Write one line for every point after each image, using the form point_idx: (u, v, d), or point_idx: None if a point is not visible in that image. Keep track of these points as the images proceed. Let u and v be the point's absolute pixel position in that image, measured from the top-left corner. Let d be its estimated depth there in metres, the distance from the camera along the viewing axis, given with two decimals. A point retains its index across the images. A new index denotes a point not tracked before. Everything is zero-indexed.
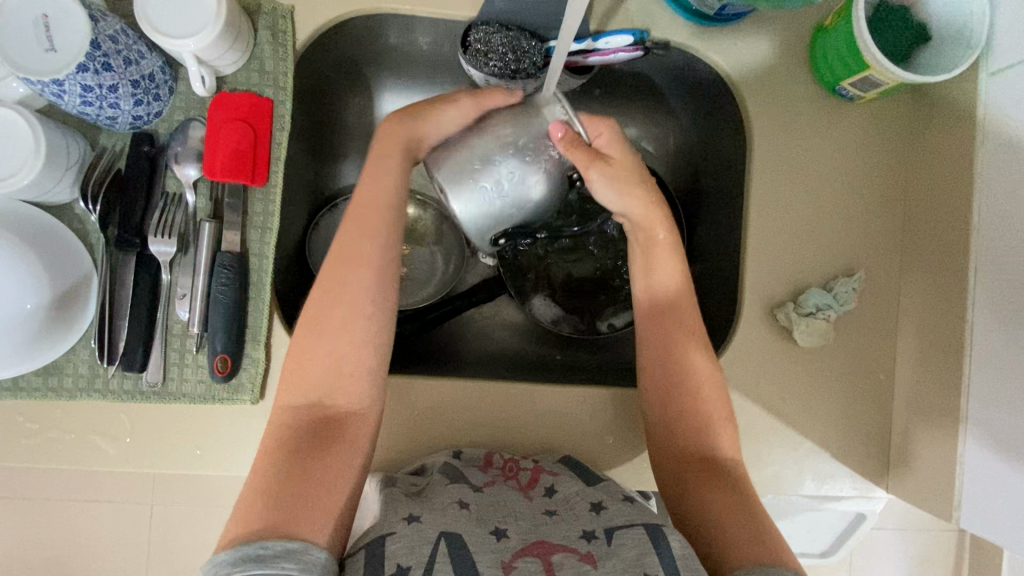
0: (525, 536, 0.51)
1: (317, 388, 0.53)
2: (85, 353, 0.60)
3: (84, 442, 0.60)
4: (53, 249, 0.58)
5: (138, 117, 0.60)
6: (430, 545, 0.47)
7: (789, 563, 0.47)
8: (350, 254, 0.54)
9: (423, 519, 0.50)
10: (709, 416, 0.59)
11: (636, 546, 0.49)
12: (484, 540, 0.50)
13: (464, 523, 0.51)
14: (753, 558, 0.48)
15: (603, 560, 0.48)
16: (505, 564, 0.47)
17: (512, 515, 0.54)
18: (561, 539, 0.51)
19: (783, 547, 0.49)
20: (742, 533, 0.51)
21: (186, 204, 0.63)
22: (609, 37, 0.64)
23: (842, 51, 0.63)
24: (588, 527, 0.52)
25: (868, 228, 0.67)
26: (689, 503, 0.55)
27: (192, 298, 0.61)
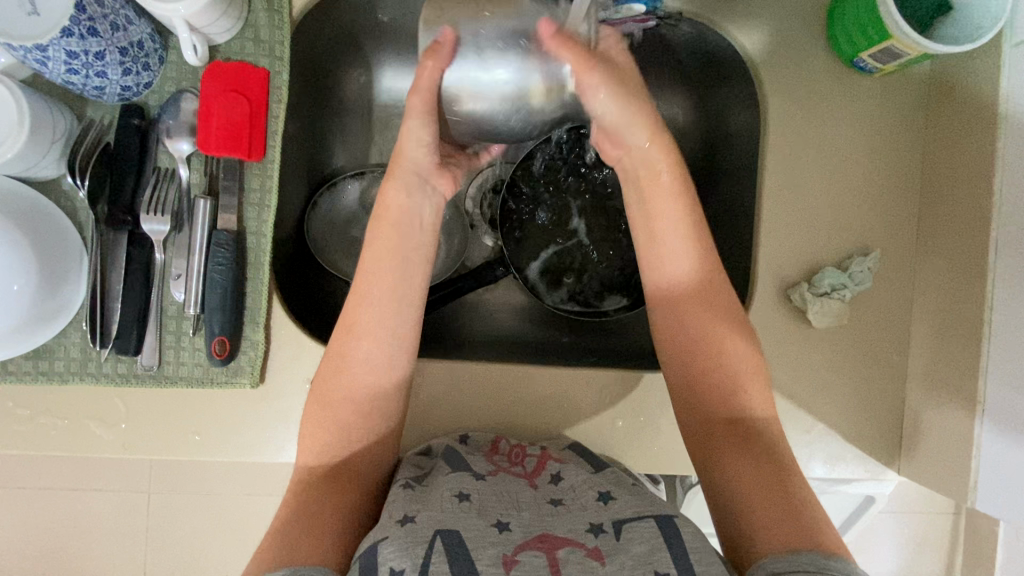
0: (528, 530, 0.48)
1: (328, 438, 0.53)
2: (76, 336, 0.58)
3: (77, 428, 0.57)
4: (40, 228, 0.55)
5: (128, 87, 0.57)
6: (425, 545, 0.44)
7: (828, 544, 0.43)
8: (355, 313, 0.55)
9: (417, 520, 0.46)
10: (741, 375, 0.54)
11: (646, 541, 0.46)
12: (484, 534, 0.46)
13: (462, 519, 0.47)
14: (788, 542, 0.43)
15: (611, 556, 0.45)
16: (505, 559, 0.44)
17: (515, 506, 0.51)
18: (566, 532, 0.47)
19: (823, 527, 0.45)
20: (778, 516, 0.46)
21: (179, 179, 0.60)
22: (620, 6, 0.63)
23: (862, 20, 0.60)
24: (595, 520, 0.49)
25: (884, 205, 0.66)
26: (720, 484, 0.50)
27: (188, 279, 0.58)
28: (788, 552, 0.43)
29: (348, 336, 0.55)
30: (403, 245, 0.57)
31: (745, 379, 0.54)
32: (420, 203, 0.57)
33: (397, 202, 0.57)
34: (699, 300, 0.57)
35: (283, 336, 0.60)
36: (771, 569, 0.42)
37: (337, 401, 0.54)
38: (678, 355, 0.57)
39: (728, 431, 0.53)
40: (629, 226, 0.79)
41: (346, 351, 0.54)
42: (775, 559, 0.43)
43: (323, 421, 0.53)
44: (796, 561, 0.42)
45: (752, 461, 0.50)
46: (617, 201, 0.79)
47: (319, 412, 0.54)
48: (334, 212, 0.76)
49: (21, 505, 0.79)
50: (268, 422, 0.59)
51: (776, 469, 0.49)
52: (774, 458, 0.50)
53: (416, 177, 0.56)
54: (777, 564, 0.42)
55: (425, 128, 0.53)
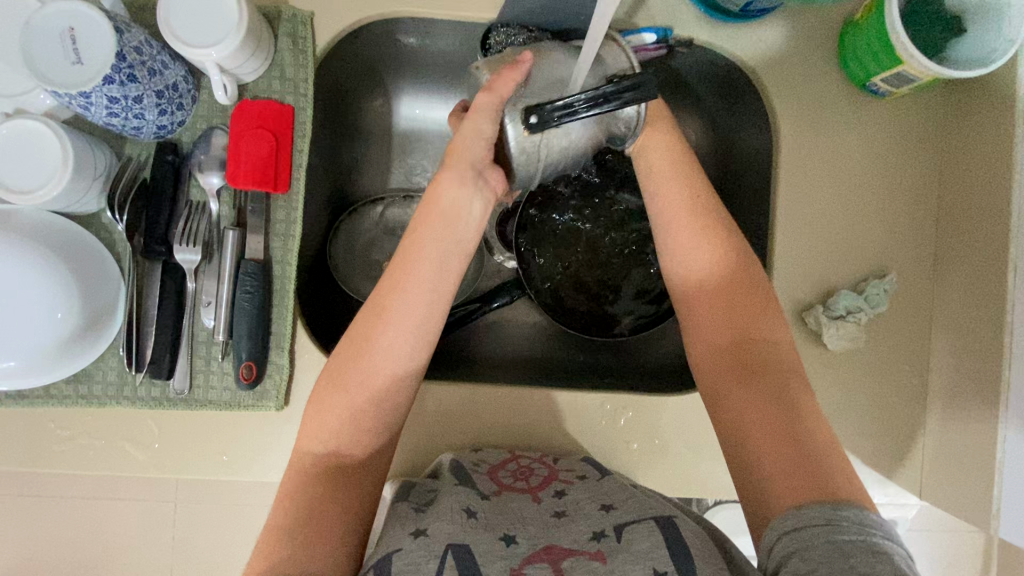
0: (534, 541, 0.51)
1: (331, 442, 0.53)
2: (113, 361, 0.61)
3: (114, 448, 0.61)
4: (82, 257, 0.59)
5: (163, 126, 0.60)
6: (436, 560, 0.47)
7: (844, 496, 0.44)
8: (378, 304, 0.55)
9: (430, 533, 0.49)
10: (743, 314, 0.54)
11: (647, 538, 0.48)
12: (492, 548, 0.49)
13: (471, 533, 0.50)
14: (800, 497, 0.44)
15: (613, 555, 0.48)
16: (513, 571, 0.47)
17: (521, 521, 0.53)
18: (571, 543, 0.50)
19: (843, 479, 0.45)
20: (791, 464, 0.46)
21: (209, 211, 0.63)
22: (632, 35, 0.64)
23: (873, 45, 0.61)
24: (598, 526, 0.51)
25: (902, 229, 0.66)
26: (731, 443, 0.51)
27: (217, 306, 0.61)
28: (798, 507, 0.44)
29: (367, 336, 0.54)
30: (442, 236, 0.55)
31: (766, 334, 0.54)
32: (471, 197, 0.54)
33: (449, 195, 0.54)
34: (692, 207, 0.57)
35: (307, 360, 0.63)
36: (783, 529, 0.43)
37: (346, 406, 0.54)
38: (675, 257, 0.57)
39: (734, 372, 0.53)
40: (645, 245, 0.82)
41: (381, 330, 0.54)
42: (785, 517, 0.44)
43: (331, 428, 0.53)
44: (806, 517, 0.43)
45: (760, 406, 0.50)
46: (635, 221, 0.82)
47: (344, 379, 0.54)
48: (354, 237, 0.78)
49: (41, 525, 0.80)
50: (292, 444, 0.61)
51: (785, 420, 0.49)
52: (784, 406, 0.50)
53: (469, 169, 0.53)
54: (788, 522, 0.43)
55: (486, 120, 0.51)
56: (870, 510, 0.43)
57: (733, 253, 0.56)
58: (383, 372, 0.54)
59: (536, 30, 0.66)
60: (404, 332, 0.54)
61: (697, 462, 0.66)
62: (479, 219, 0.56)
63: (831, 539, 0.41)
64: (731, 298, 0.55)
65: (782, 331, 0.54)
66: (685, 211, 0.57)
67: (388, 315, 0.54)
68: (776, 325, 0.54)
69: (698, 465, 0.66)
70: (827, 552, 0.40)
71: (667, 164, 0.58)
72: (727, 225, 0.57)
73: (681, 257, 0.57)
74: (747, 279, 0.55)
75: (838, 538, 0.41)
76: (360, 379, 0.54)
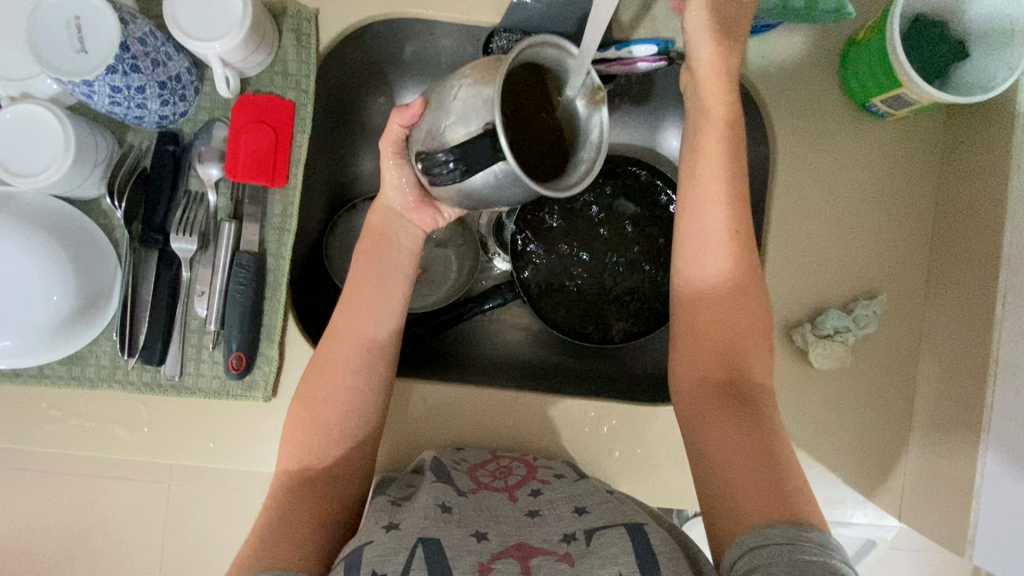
0: (506, 538, 0.51)
1: (307, 454, 0.55)
2: (107, 345, 0.62)
3: (103, 430, 0.62)
4: (79, 242, 0.60)
5: (165, 116, 0.61)
6: (406, 552, 0.47)
7: (807, 517, 0.44)
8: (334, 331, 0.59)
9: (402, 526, 0.50)
10: (735, 328, 0.54)
11: (615, 543, 0.48)
12: (463, 543, 0.49)
13: (443, 528, 0.50)
14: (765, 512, 0.44)
15: (581, 558, 0.48)
16: (481, 565, 0.47)
17: (494, 518, 0.54)
18: (541, 542, 0.50)
19: (805, 501, 0.46)
20: (762, 481, 0.46)
21: (207, 202, 0.63)
22: (633, 45, 0.64)
23: (874, 66, 0.61)
24: (569, 530, 0.52)
25: (897, 252, 0.65)
26: (692, 435, 0.52)
27: (210, 296, 0.62)
28: (762, 525, 0.44)
29: (327, 357, 0.58)
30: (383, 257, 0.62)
31: (753, 345, 0.54)
32: (400, 227, 0.63)
33: (380, 227, 0.62)
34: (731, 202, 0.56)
35: (296, 354, 0.64)
36: (746, 545, 0.43)
37: (328, 400, 0.56)
38: (693, 245, 0.57)
39: (719, 383, 0.53)
40: (639, 253, 0.83)
41: (337, 351, 0.58)
42: (749, 534, 0.43)
43: (309, 434, 0.55)
44: (769, 536, 0.43)
45: (735, 425, 0.50)
46: (631, 230, 0.83)
47: (311, 397, 0.57)
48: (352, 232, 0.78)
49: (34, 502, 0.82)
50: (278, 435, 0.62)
51: (757, 431, 0.49)
52: (754, 416, 0.50)
53: (393, 211, 0.62)
54: (752, 541, 0.43)
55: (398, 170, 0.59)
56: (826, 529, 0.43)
57: (747, 255, 0.56)
58: (343, 391, 0.57)
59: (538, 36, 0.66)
60: (358, 353, 0.58)
61: (678, 474, 0.66)
62: (411, 249, 0.64)
63: (792, 560, 0.41)
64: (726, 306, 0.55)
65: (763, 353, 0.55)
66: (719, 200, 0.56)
67: (346, 339, 0.58)
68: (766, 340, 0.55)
69: (679, 476, 0.66)
70: (788, 569, 0.40)
71: (717, 148, 0.57)
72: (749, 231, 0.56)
73: (692, 245, 0.57)
74: (753, 286, 0.55)
75: (799, 557, 0.41)
76: (325, 394, 0.57)
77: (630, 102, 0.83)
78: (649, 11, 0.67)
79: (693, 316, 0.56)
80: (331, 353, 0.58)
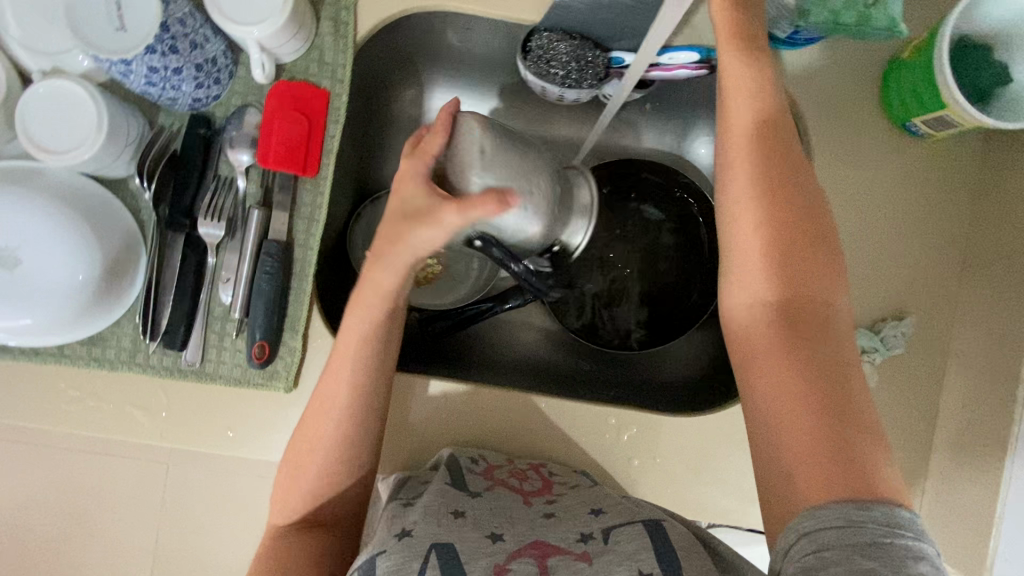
0: (521, 539, 0.52)
1: (308, 481, 0.54)
2: (129, 328, 0.61)
3: (124, 412, 0.62)
4: (106, 222, 0.59)
5: (198, 99, 0.60)
6: (420, 560, 0.48)
7: (870, 485, 0.42)
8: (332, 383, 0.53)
9: (414, 534, 0.50)
10: (795, 270, 0.48)
11: (634, 540, 0.50)
12: (478, 546, 0.51)
13: (457, 533, 0.51)
14: (826, 492, 0.42)
15: (598, 557, 0.49)
16: (498, 567, 0.49)
17: (509, 520, 0.55)
18: (558, 540, 0.52)
19: (872, 461, 0.43)
20: (824, 444, 0.43)
21: (236, 188, 0.63)
22: (675, 53, 0.63)
23: (918, 84, 0.60)
24: (586, 529, 0.53)
25: (927, 275, 0.65)
26: (752, 405, 0.48)
27: (236, 283, 0.61)
28: (823, 505, 0.42)
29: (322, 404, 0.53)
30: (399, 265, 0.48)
31: (823, 288, 0.48)
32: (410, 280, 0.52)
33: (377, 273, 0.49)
34: (770, 151, 0.51)
35: (319, 346, 0.63)
36: (801, 530, 0.42)
37: (319, 441, 0.53)
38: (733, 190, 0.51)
39: (778, 333, 0.48)
40: (662, 260, 0.84)
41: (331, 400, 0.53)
42: (802, 517, 0.42)
43: (308, 466, 0.54)
44: (825, 519, 0.41)
45: (795, 378, 0.46)
46: (653, 236, 0.84)
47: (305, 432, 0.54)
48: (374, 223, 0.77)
49: None
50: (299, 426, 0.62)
51: (831, 389, 0.45)
52: (822, 373, 0.46)
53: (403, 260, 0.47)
54: (806, 525, 0.42)
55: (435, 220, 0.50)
56: (903, 506, 0.41)
57: (795, 193, 0.50)
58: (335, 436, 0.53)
59: (581, 37, 0.65)
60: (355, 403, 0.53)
61: (696, 485, 0.66)
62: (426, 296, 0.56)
63: (851, 544, 0.40)
64: (780, 247, 0.49)
65: (836, 290, 0.49)
66: (758, 150, 0.51)
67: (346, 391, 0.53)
68: (837, 277, 0.49)
69: (696, 488, 0.66)
70: (847, 554, 0.39)
71: (747, 109, 0.52)
72: (799, 169, 0.51)
73: (733, 190, 0.51)
74: (805, 228, 0.49)
75: (858, 541, 0.40)
76: (317, 438, 0.54)
77: (659, 107, 0.82)
78: (692, 18, 0.66)
79: (743, 259, 0.50)
80: (340, 369, 0.53)
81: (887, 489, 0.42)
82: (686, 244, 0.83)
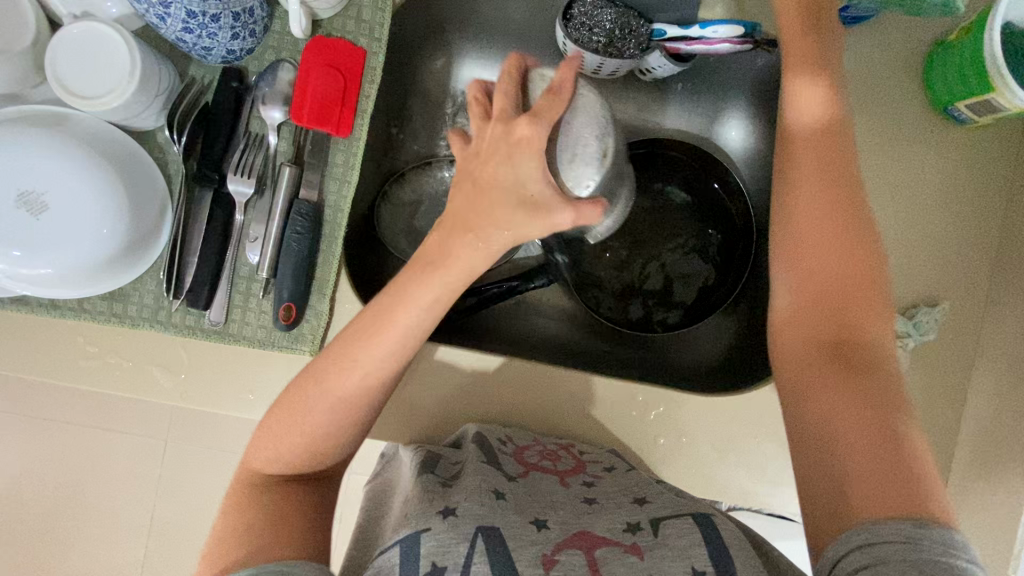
0: (566, 526, 0.50)
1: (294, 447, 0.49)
2: (152, 285, 0.60)
3: (143, 370, 0.60)
4: (133, 174, 0.57)
5: (232, 51, 0.59)
6: (467, 543, 0.45)
7: (929, 511, 0.40)
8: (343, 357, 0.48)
9: (459, 513, 0.48)
10: (848, 296, 0.48)
11: (685, 534, 0.49)
12: (524, 532, 0.48)
13: (501, 516, 0.49)
14: (879, 508, 0.40)
15: (650, 550, 0.48)
16: (545, 559, 0.46)
17: (551, 504, 0.53)
18: (605, 531, 0.50)
19: (928, 489, 0.41)
20: (881, 467, 0.41)
21: (267, 146, 0.61)
22: (718, 25, 0.60)
23: (965, 68, 0.59)
24: (631, 518, 0.51)
25: (962, 262, 0.64)
26: (801, 426, 0.46)
27: (263, 243, 0.60)
28: (869, 520, 0.40)
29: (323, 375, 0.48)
30: (484, 222, 0.44)
31: (873, 317, 0.48)
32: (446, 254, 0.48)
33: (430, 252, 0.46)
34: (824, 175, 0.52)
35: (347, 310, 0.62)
36: (853, 543, 0.40)
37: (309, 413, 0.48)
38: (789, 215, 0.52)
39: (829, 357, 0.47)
40: (688, 243, 0.82)
41: (332, 377, 0.48)
42: (855, 531, 0.40)
43: (295, 436, 0.49)
44: (880, 532, 0.39)
45: (850, 400, 0.44)
46: (681, 220, 0.82)
47: (289, 402, 0.49)
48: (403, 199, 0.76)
49: None
50: None
51: (880, 410, 0.43)
52: (877, 397, 0.44)
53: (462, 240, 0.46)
54: (860, 538, 0.39)
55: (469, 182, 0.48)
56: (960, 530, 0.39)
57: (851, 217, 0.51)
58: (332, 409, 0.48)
59: (624, 7, 0.65)
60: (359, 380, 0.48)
61: (721, 466, 0.65)
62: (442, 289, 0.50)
63: (907, 560, 0.38)
64: (825, 264, 0.49)
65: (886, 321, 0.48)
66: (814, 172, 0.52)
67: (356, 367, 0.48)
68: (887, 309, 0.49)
69: (722, 469, 0.65)
70: (903, 570, 0.37)
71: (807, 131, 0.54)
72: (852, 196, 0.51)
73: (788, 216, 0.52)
74: (855, 251, 0.49)
75: (914, 557, 0.38)
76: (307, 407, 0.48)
77: (690, 88, 0.82)
78: None
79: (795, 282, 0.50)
80: (360, 343, 0.48)
81: (944, 516, 0.39)
82: (715, 228, 0.82)
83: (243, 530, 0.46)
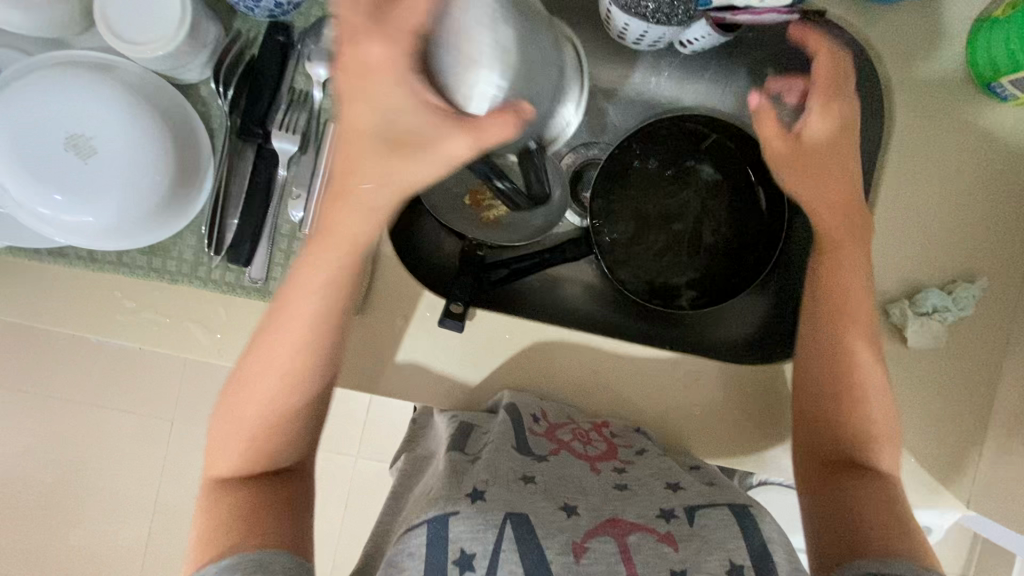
0: (596, 513, 0.51)
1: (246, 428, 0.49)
2: (192, 240, 0.59)
3: (178, 327, 0.59)
4: (178, 128, 0.57)
5: (279, 4, 0.57)
6: (495, 530, 0.46)
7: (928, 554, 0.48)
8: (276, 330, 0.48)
9: (487, 497, 0.48)
10: (862, 378, 0.56)
11: (721, 527, 0.50)
12: (554, 519, 0.49)
13: (531, 502, 0.49)
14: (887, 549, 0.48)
15: (682, 541, 0.49)
16: (576, 546, 0.47)
17: (581, 490, 0.53)
18: (636, 517, 0.51)
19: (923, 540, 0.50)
20: (885, 524, 0.50)
21: (311, 103, 0.60)
22: None
23: (1011, 43, 0.59)
24: (665, 505, 0.52)
25: (1000, 240, 0.65)
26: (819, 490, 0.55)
27: (307, 200, 0.59)
28: (881, 556, 0.48)
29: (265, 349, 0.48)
30: (354, 168, 0.42)
31: (882, 400, 0.56)
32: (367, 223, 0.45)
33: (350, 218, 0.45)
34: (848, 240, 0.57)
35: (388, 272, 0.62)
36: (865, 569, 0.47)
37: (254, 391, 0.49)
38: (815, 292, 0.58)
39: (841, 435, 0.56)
40: (718, 220, 0.83)
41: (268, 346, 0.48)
42: (867, 561, 0.48)
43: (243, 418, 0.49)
44: (890, 565, 0.47)
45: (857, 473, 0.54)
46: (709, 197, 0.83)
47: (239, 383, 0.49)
48: None
49: None
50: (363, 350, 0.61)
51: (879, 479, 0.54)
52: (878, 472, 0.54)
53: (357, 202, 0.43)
54: (870, 566, 0.47)
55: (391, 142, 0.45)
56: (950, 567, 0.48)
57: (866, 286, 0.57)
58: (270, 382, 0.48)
59: None
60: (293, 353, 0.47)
61: (758, 439, 0.65)
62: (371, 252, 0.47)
63: None
64: (845, 336, 0.56)
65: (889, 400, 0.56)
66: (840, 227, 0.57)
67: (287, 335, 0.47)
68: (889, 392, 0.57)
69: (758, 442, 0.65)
70: None
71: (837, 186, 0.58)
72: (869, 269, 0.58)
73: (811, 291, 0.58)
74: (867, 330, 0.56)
75: None
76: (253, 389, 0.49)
77: (726, 63, 0.80)
78: None
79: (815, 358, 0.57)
80: (298, 305, 0.47)
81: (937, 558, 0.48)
82: (747, 203, 0.82)
83: (217, 523, 0.47)
